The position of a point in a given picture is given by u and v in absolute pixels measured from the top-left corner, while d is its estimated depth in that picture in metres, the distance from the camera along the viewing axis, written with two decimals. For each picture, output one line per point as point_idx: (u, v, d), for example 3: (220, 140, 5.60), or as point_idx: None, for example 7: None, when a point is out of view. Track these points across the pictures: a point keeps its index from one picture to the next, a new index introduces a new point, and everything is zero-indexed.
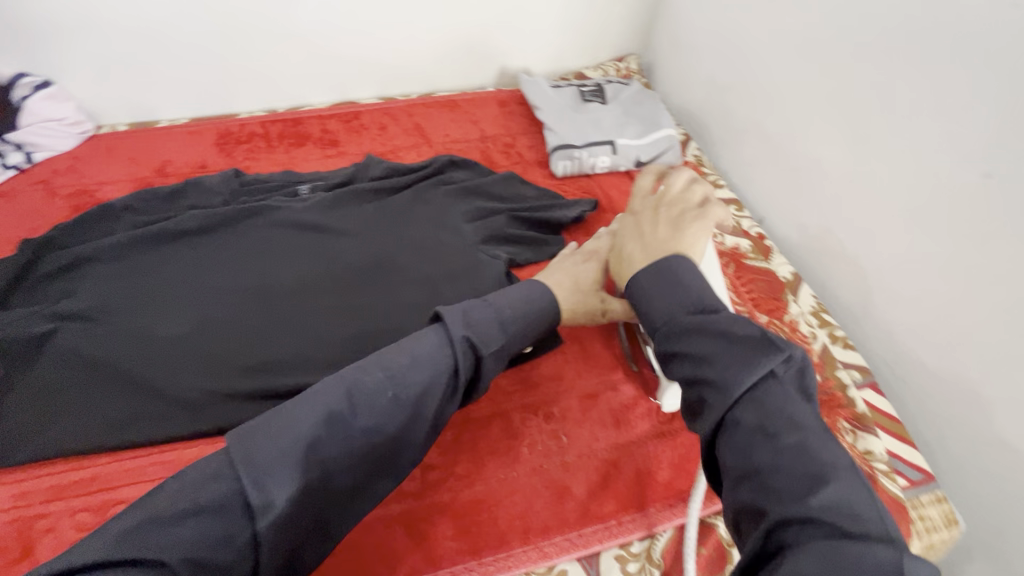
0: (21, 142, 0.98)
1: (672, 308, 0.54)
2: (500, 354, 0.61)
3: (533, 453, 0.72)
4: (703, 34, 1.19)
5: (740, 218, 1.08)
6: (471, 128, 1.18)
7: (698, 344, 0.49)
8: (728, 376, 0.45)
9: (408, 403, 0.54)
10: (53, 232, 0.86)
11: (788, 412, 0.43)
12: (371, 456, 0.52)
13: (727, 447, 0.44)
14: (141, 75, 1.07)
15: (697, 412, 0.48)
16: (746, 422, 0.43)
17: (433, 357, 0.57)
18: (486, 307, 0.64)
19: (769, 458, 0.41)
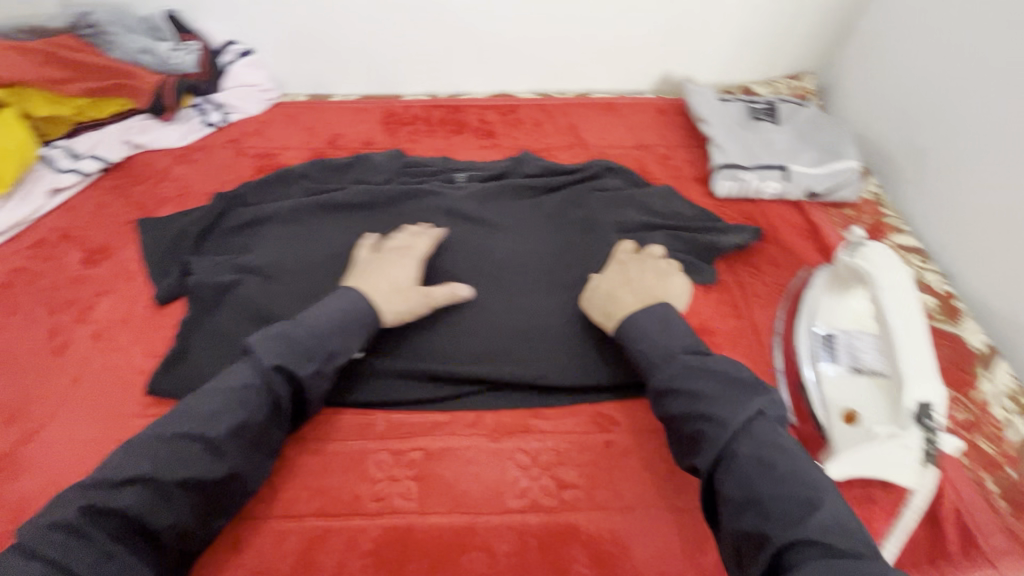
0: (222, 104, 1.07)
1: (670, 347, 0.63)
2: (329, 361, 0.65)
3: (674, 493, 0.67)
4: (904, 58, 1.05)
5: (923, 270, 0.94)
6: (627, 133, 1.12)
7: (697, 383, 0.58)
8: (727, 413, 0.55)
9: (220, 443, 0.57)
10: (241, 188, 0.93)
11: (777, 447, 0.53)
12: (205, 492, 0.56)
13: (729, 478, 0.52)
14: (325, 51, 1.13)
15: (695, 446, 0.56)
16: (744, 451, 0.53)
17: (240, 391, 0.60)
18: (295, 330, 0.64)
19: (768, 488, 0.50)
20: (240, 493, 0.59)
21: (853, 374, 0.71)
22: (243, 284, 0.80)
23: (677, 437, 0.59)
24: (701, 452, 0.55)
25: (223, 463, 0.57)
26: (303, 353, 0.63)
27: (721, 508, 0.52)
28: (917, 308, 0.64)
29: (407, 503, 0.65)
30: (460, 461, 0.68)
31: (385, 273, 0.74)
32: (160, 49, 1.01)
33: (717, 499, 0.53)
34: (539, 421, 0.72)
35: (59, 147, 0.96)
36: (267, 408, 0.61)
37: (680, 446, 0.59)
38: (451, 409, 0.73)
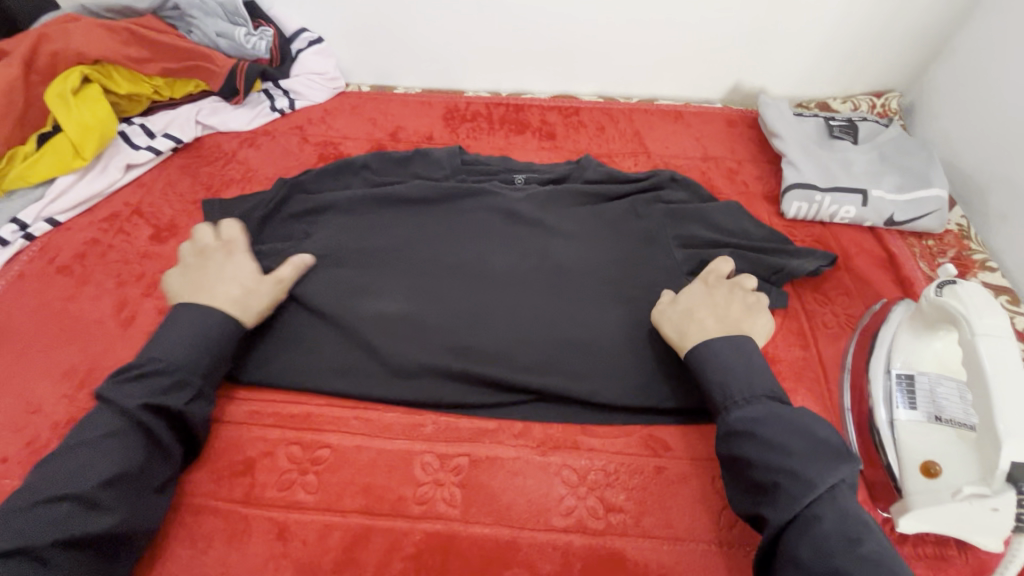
0: (289, 89, 1.09)
1: (753, 389, 0.60)
2: (206, 380, 0.64)
3: (727, 528, 0.64)
4: (1005, 81, 0.97)
5: (1013, 313, 0.87)
6: (693, 144, 1.08)
7: (783, 436, 0.55)
8: (812, 474, 0.52)
9: (95, 495, 0.54)
10: (304, 174, 0.90)
11: (860, 520, 0.50)
12: (90, 547, 0.53)
13: (803, 542, 0.50)
14: (392, 43, 1.13)
15: (769, 501, 0.53)
16: (827, 519, 0.50)
17: (116, 436, 0.57)
18: (155, 367, 0.61)
19: (847, 562, 0.48)
20: (137, 537, 0.57)
21: (933, 422, 0.66)
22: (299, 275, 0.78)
23: (747, 482, 0.56)
24: (774, 507, 0.52)
25: (108, 512, 0.54)
26: (170, 387, 0.61)
27: (789, 569, 0.50)
28: (1021, 360, 0.58)
29: (450, 509, 0.64)
30: (506, 472, 0.67)
31: (221, 274, 0.70)
32: (236, 35, 1.02)
33: (785, 558, 0.51)
34: (587, 438, 0.70)
35: (135, 124, 0.99)
36: (145, 446, 0.58)
37: (748, 490, 0.56)
38: (500, 416, 0.72)
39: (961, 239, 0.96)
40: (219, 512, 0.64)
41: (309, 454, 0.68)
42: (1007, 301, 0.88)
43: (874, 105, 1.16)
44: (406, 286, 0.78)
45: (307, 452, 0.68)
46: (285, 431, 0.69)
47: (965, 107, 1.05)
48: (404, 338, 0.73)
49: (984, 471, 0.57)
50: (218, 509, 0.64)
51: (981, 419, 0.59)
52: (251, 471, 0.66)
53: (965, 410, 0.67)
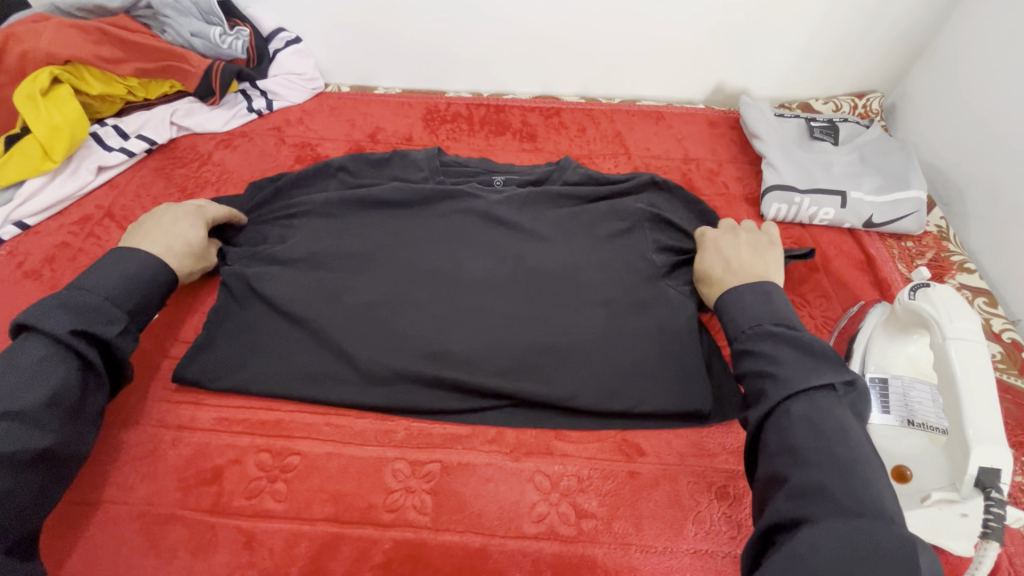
0: (266, 90, 1.08)
1: (760, 315, 0.59)
2: (134, 316, 0.64)
3: (700, 534, 0.64)
4: (984, 83, 0.97)
5: (990, 314, 0.87)
6: (674, 145, 1.08)
7: (768, 344, 0.56)
8: (791, 375, 0.52)
9: (38, 415, 0.54)
10: (280, 177, 0.87)
11: (837, 418, 0.50)
12: (33, 466, 0.53)
13: (773, 432, 0.51)
14: (373, 44, 1.12)
15: (751, 400, 0.55)
16: (796, 412, 0.51)
17: (51, 358, 0.56)
18: (85, 296, 0.60)
19: (810, 445, 0.48)
20: (71, 459, 0.57)
21: (906, 426, 0.66)
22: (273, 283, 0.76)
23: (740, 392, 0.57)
24: (756, 405, 0.54)
25: (49, 432, 0.54)
26: (102, 317, 0.60)
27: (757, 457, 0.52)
28: (990, 363, 0.58)
29: (420, 517, 0.63)
30: (479, 478, 0.66)
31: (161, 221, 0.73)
32: (211, 34, 1.00)
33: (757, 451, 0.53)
34: (561, 443, 0.70)
35: (109, 125, 0.98)
36: (81, 370, 0.58)
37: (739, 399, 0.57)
38: (473, 421, 0.71)
39: (940, 241, 0.96)
40: (185, 521, 0.62)
41: (279, 462, 0.67)
42: (984, 303, 0.88)
43: (856, 105, 1.15)
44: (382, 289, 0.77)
45: (276, 459, 0.67)
46: (255, 436, 0.68)
47: (946, 108, 1.05)
48: (380, 345, 0.72)
49: (953, 476, 0.57)
50: (183, 518, 0.63)
51: (950, 423, 0.59)
52: (219, 480, 0.65)
53: (938, 413, 0.66)
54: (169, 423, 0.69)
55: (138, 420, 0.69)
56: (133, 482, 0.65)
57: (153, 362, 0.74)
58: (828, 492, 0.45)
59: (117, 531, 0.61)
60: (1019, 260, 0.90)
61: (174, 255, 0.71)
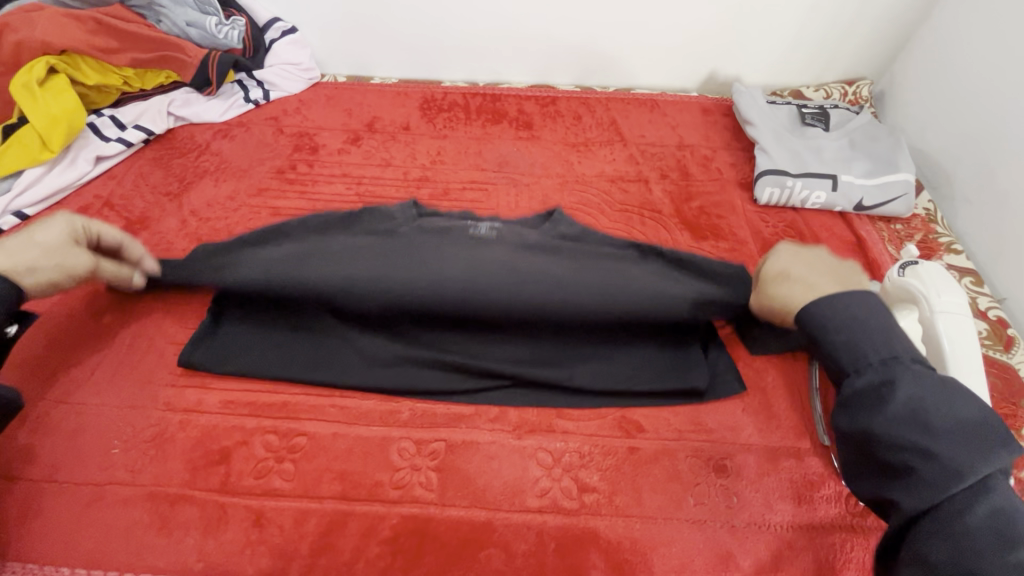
0: (263, 80, 1.08)
1: (892, 348, 0.50)
2: None
3: (698, 505, 0.66)
4: (970, 67, 0.99)
5: (976, 292, 0.89)
6: (669, 132, 1.09)
7: (931, 416, 0.46)
8: (963, 465, 0.44)
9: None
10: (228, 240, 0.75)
11: (1012, 516, 0.43)
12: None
13: (938, 538, 0.44)
14: (368, 33, 1.13)
15: (901, 483, 0.47)
16: (974, 518, 0.43)
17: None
18: None
19: (992, 562, 0.41)
20: None
21: None
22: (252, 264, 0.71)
23: (874, 460, 0.48)
24: (910, 492, 0.46)
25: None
26: None
27: (911, 557, 0.45)
28: (977, 335, 0.61)
29: (426, 493, 0.65)
30: (483, 456, 0.68)
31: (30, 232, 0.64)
32: (207, 24, 1.01)
33: (909, 547, 0.46)
34: (562, 421, 0.71)
35: (105, 115, 0.97)
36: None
37: (874, 469, 0.49)
38: (476, 401, 0.72)
39: (928, 223, 0.98)
40: (196, 501, 0.63)
41: (286, 442, 0.68)
42: (971, 282, 0.90)
43: (846, 93, 1.17)
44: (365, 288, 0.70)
45: (283, 440, 0.68)
46: (263, 417, 0.69)
47: (933, 93, 1.07)
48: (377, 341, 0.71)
49: None
50: (193, 498, 0.64)
51: None
52: (227, 460, 0.66)
53: None
54: (174, 407, 0.70)
55: (144, 403, 0.70)
56: (141, 464, 0.65)
57: (157, 348, 0.75)
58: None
59: (127, 511, 0.62)
60: (1003, 241, 0.93)
61: (3, 256, 0.61)
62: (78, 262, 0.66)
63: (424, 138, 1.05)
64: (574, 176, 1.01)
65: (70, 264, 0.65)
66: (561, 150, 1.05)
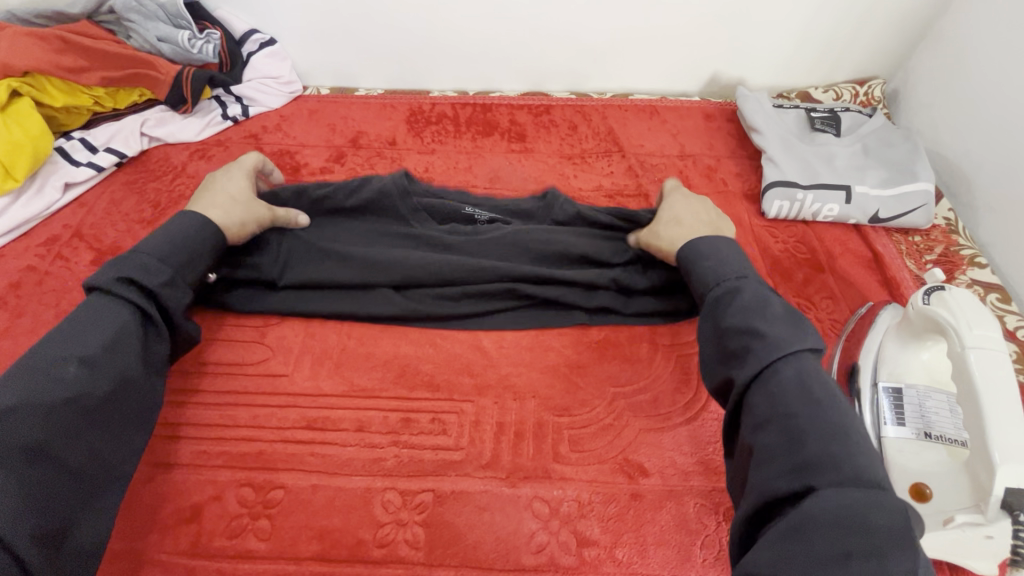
0: (241, 96, 1.03)
1: (745, 270, 0.61)
2: (178, 274, 0.64)
3: (708, 560, 0.61)
4: (993, 64, 0.93)
5: (1004, 311, 0.83)
6: (669, 141, 1.03)
7: (759, 306, 0.56)
8: (780, 335, 0.53)
9: (88, 357, 0.55)
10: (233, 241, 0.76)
11: (820, 378, 0.51)
12: (93, 413, 0.54)
13: (762, 394, 0.50)
14: (351, 42, 1.07)
15: (736, 359, 0.54)
16: (786, 374, 0.50)
17: (102, 309, 0.58)
18: (135, 255, 0.62)
19: (803, 407, 0.48)
20: (143, 408, 0.59)
21: (924, 439, 0.62)
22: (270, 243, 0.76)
23: (718, 349, 0.56)
24: (743, 366, 0.53)
25: (109, 380, 0.56)
26: (145, 269, 0.61)
27: (744, 422, 0.51)
28: (1013, 371, 0.55)
29: (412, 552, 0.60)
30: (474, 507, 0.63)
31: (218, 188, 0.73)
32: (179, 39, 0.95)
33: (743, 413, 0.52)
34: (560, 466, 0.66)
35: (75, 139, 0.93)
36: (135, 317, 0.60)
37: (718, 357, 0.56)
38: (466, 446, 0.67)
39: (949, 234, 0.92)
40: (164, 565, 0.59)
41: (261, 496, 0.63)
42: (997, 299, 0.84)
43: (857, 93, 1.11)
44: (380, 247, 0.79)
45: (258, 494, 0.63)
46: (296, 373, 0.72)
47: (952, 93, 1.01)
48: (396, 282, 0.76)
49: (978, 496, 0.53)
50: (159, 562, 0.59)
51: (972, 438, 0.55)
52: (198, 518, 0.61)
53: (956, 424, 0.62)
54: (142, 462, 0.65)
55: None
56: None
57: None
58: (828, 463, 0.44)
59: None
60: None
61: (221, 211, 0.70)
62: (258, 212, 0.73)
63: (411, 153, 1.00)
64: (570, 190, 0.95)
65: (263, 214, 0.73)
66: (556, 163, 0.99)
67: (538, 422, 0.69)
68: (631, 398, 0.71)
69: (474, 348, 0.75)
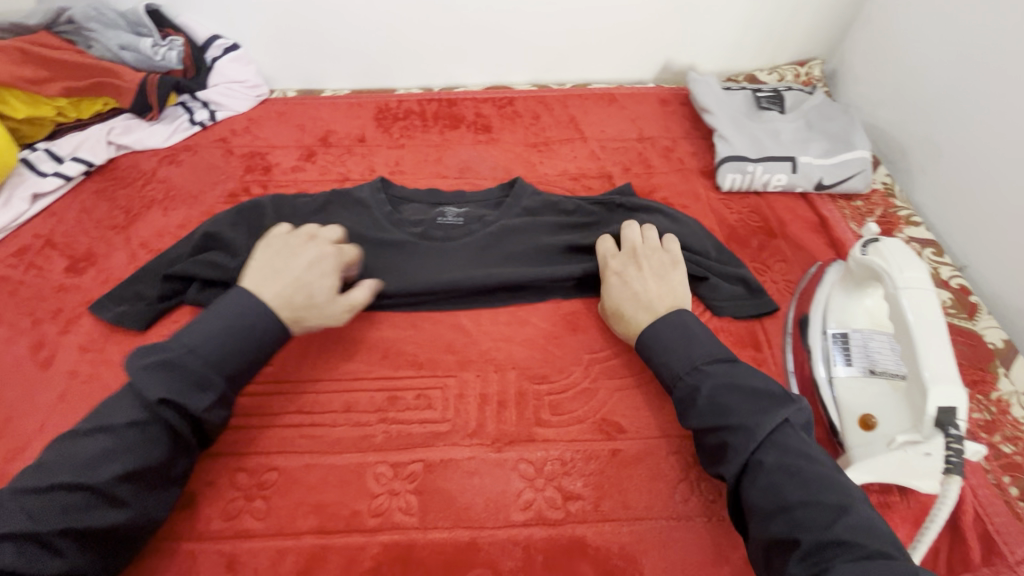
0: (207, 101, 1.04)
1: (694, 358, 0.63)
2: (230, 386, 0.60)
3: (684, 502, 0.65)
4: (914, 42, 1.02)
5: (939, 264, 0.91)
6: (628, 125, 1.09)
7: (725, 399, 0.58)
8: (752, 423, 0.56)
9: (112, 489, 0.52)
10: (209, 234, 0.80)
11: (800, 452, 0.54)
12: (95, 540, 0.51)
13: (755, 488, 0.54)
14: (315, 44, 1.09)
15: (721, 455, 0.58)
16: (768, 462, 0.54)
17: (139, 429, 0.54)
18: (184, 359, 0.57)
19: (796, 491, 0.52)
20: (142, 531, 0.55)
21: (869, 375, 0.68)
22: (242, 244, 0.80)
23: (705, 449, 0.60)
24: (728, 464, 0.56)
25: (121, 506, 0.53)
26: (194, 388, 0.57)
27: (750, 517, 0.54)
28: (940, 307, 0.61)
29: (407, 518, 0.63)
30: (463, 472, 0.66)
31: (289, 270, 0.67)
32: (142, 46, 0.98)
33: (745, 509, 0.55)
34: (543, 430, 0.70)
35: (39, 149, 0.93)
36: (168, 440, 0.56)
37: (707, 455, 0.60)
38: (452, 417, 0.70)
39: (887, 197, 0.99)
40: (162, 550, 0.60)
41: (255, 479, 0.65)
42: (932, 253, 0.92)
43: (798, 74, 1.19)
44: (357, 243, 0.82)
45: (252, 477, 0.65)
46: (281, 360, 0.74)
47: (881, 71, 1.09)
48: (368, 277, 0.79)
49: (915, 419, 0.59)
50: (159, 547, 0.61)
51: (908, 367, 0.61)
52: (194, 504, 0.63)
53: (896, 360, 0.69)
54: None
55: None
56: None
57: (136, 347, 0.76)
58: (830, 539, 0.48)
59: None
60: (960, 210, 0.95)
61: (298, 312, 0.65)
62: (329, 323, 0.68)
63: (381, 149, 1.03)
64: (536, 176, 1.00)
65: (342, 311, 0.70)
66: (521, 151, 1.04)
67: (520, 391, 0.73)
68: (606, 363, 0.76)
69: (455, 327, 0.78)
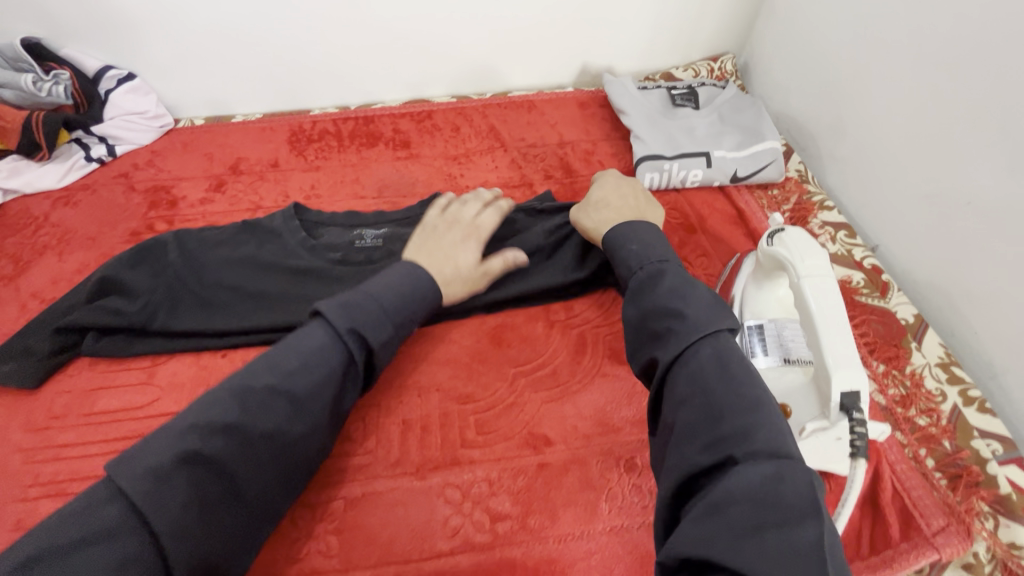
0: (104, 135, 0.98)
1: (667, 254, 0.64)
2: (399, 332, 0.65)
3: (613, 511, 0.64)
4: (809, 31, 1.05)
5: (852, 245, 0.94)
6: (548, 131, 1.08)
7: (681, 294, 0.57)
8: (699, 317, 0.54)
9: (301, 399, 0.56)
10: (103, 277, 0.75)
11: (739, 359, 0.52)
12: (276, 449, 0.54)
13: (681, 376, 0.52)
14: (218, 68, 1.05)
15: (660, 340, 0.55)
16: (703, 352, 0.52)
17: (323, 351, 0.59)
18: (365, 299, 0.63)
19: (722, 387, 0.49)
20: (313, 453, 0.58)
21: (785, 364, 0.69)
22: (142, 285, 0.75)
23: (644, 332, 0.58)
24: (665, 347, 0.54)
25: (302, 422, 0.56)
26: (375, 323, 0.62)
27: (668, 403, 0.52)
28: (840, 293, 0.63)
29: (327, 560, 0.60)
30: (385, 505, 0.63)
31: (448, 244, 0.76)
32: (22, 83, 0.92)
33: (666, 395, 0.53)
34: (467, 451, 0.68)
35: None
36: (346, 367, 0.60)
37: (645, 339, 0.57)
38: (373, 448, 0.68)
39: (801, 184, 1.02)
40: None
41: None
42: (845, 236, 0.95)
43: (712, 69, 1.22)
44: (266, 274, 0.78)
45: None
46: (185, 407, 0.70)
47: (785, 61, 1.13)
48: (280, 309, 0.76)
49: (823, 405, 0.60)
50: None
51: (814, 355, 0.62)
52: None
53: None
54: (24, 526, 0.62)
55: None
56: None
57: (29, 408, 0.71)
58: (741, 435, 0.45)
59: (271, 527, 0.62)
60: (867, 191, 0.98)
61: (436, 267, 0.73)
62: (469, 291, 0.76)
63: (295, 173, 0.99)
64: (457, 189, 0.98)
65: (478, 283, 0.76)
66: (441, 164, 1.02)
67: (443, 413, 0.71)
68: (531, 375, 0.74)
69: None
